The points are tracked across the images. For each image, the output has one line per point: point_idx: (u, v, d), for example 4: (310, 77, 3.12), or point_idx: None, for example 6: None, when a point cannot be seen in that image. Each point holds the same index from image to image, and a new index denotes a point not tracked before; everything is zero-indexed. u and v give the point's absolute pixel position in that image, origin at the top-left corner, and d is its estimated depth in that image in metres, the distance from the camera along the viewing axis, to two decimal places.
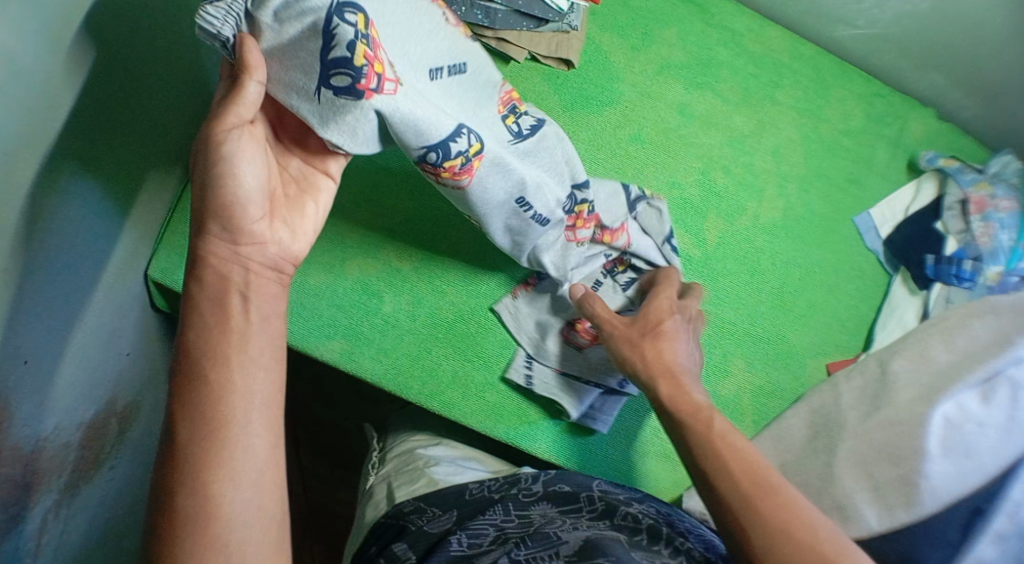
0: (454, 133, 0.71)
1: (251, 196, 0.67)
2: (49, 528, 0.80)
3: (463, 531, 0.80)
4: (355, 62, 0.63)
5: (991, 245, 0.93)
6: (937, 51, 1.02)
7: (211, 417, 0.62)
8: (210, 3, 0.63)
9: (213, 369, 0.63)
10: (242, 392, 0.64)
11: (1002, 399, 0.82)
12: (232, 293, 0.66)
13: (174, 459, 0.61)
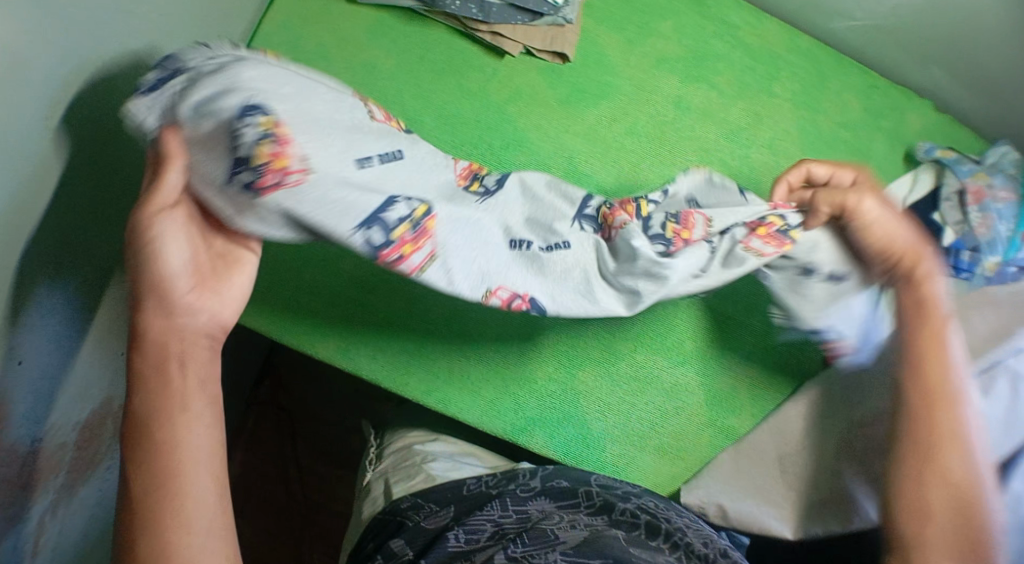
0: (385, 202, 0.71)
1: (177, 273, 0.71)
2: (48, 526, 0.89)
3: (460, 527, 0.80)
4: (257, 160, 0.66)
5: (989, 236, 0.92)
6: (933, 42, 1.02)
7: (165, 471, 0.68)
8: (137, 97, 0.70)
9: (162, 435, 0.69)
10: (188, 447, 0.69)
11: (1002, 392, 0.81)
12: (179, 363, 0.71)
13: (131, 515, 0.67)
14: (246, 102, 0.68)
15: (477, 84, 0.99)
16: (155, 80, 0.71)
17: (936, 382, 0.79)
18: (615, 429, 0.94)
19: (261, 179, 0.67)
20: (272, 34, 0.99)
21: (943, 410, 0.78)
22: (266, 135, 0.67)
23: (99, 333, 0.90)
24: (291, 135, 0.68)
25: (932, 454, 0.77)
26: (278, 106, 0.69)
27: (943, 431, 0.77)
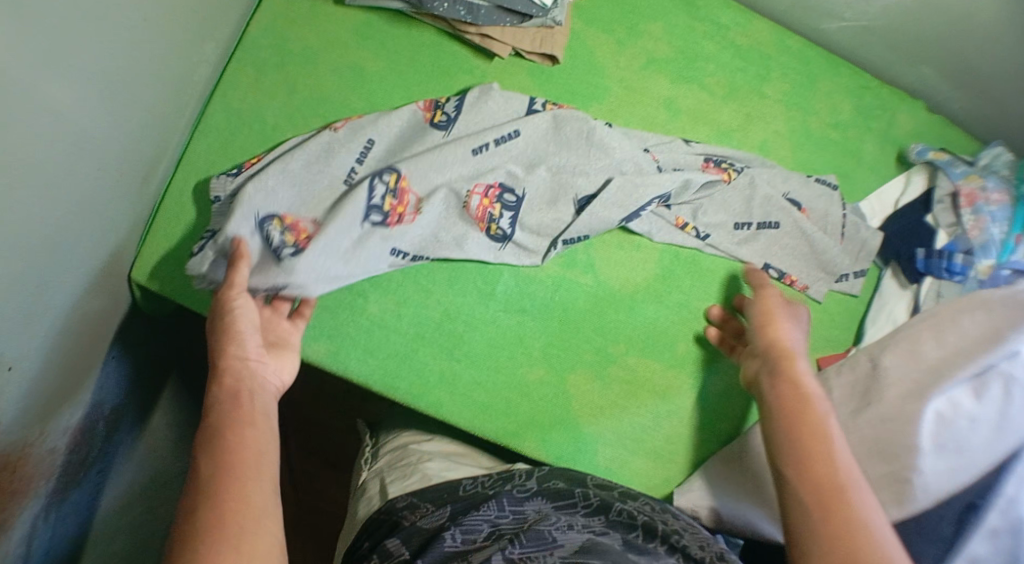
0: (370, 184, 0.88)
1: (252, 337, 0.79)
2: (39, 532, 0.86)
3: (457, 527, 0.78)
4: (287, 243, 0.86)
5: (982, 238, 0.93)
6: (924, 42, 1.01)
7: (237, 469, 0.69)
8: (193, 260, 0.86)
9: (236, 466, 0.69)
10: (261, 458, 0.71)
11: (995, 395, 0.81)
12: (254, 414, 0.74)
13: (202, 504, 0.66)
14: (255, 221, 0.86)
15: (466, 85, 0.99)
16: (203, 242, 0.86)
17: (841, 479, 0.71)
18: (607, 432, 0.93)
19: (301, 249, 0.86)
20: (257, 37, 0.98)
21: (844, 505, 0.69)
22: (286, 230, 0.87)
23: (87, 337, 0.89)
24: (297, 215, 0.88)
25: (853, 552, 0.66)
26: (283, 210, 0.88)
27: (853, 528, 0.68)
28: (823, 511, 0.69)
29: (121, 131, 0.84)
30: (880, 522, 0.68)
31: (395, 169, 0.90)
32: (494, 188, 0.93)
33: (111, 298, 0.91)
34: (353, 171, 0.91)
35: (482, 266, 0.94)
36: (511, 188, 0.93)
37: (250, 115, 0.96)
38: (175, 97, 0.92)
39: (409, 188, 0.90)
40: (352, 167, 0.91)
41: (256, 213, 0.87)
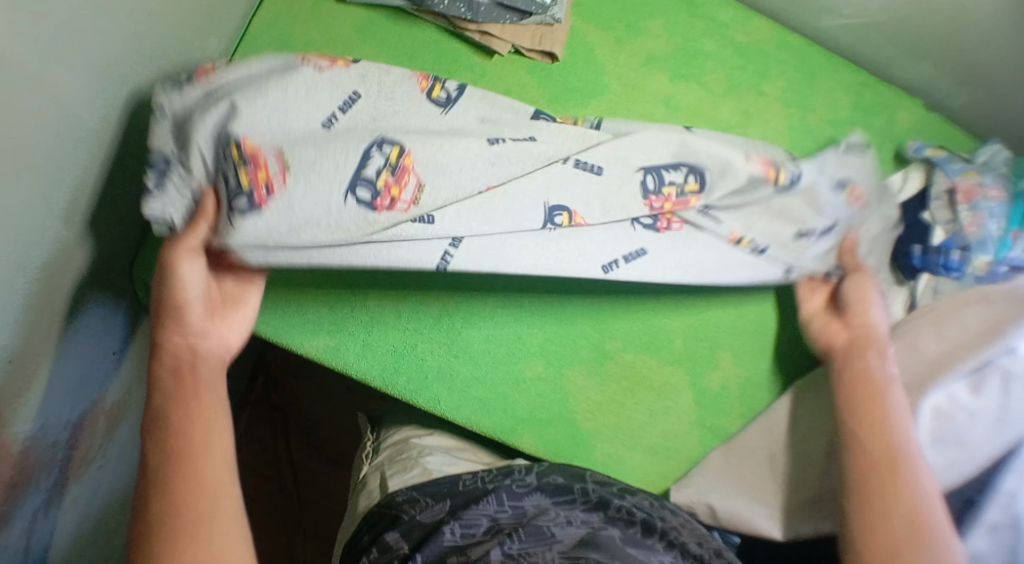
0: (372, 143, 0.79)
1: (194, 299, 0.79)
2: (40, 524, 0.87)
3: (456, 521, 0.79)
4: (243, 186, 0.75)
5: (979, 235, 0.92)
6: (922, 40, 1.02)
7: (177, 447, 0.75)
8: (153, 200, 0.77)
9: (182, 447, 0.75)
10: (207, 431, 0.76)
11: (994, 389, 0.80)
12: (213, 428, 0.77)
13: (152, 486, 0.73)
14: (214, 132, 0.76)
15: (466, 80, 0.99)
16: (153, 177, 0.77)
17: (887, 454, 0.79)
18: (604, 427, 0.94)
19: (256, 198, 0.75)
20: (261, 33, 0.99)
21: (898, 476, 0.77)
22: (252, 173, 0.77)
23: (93, 331, 0.89)
24: (256, 141, 0.76)
25: (918, 530, 0.75)
26: (248, 135, 0.76)
27: (903, 503, 0.76)
28: (869, 481, 0.78)
29: (130, 125, 0.85)
30: (925, 496, 0.76)
31: (399, 143, 0.79)
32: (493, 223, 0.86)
33: (114, 290, 0.92)
34: (334, 119, 0.80)
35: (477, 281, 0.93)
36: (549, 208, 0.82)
37: None
38: None
39: (412, 167, 0.79)
40: (333, 116, 0.80)
41: (232, 159, 0.79)
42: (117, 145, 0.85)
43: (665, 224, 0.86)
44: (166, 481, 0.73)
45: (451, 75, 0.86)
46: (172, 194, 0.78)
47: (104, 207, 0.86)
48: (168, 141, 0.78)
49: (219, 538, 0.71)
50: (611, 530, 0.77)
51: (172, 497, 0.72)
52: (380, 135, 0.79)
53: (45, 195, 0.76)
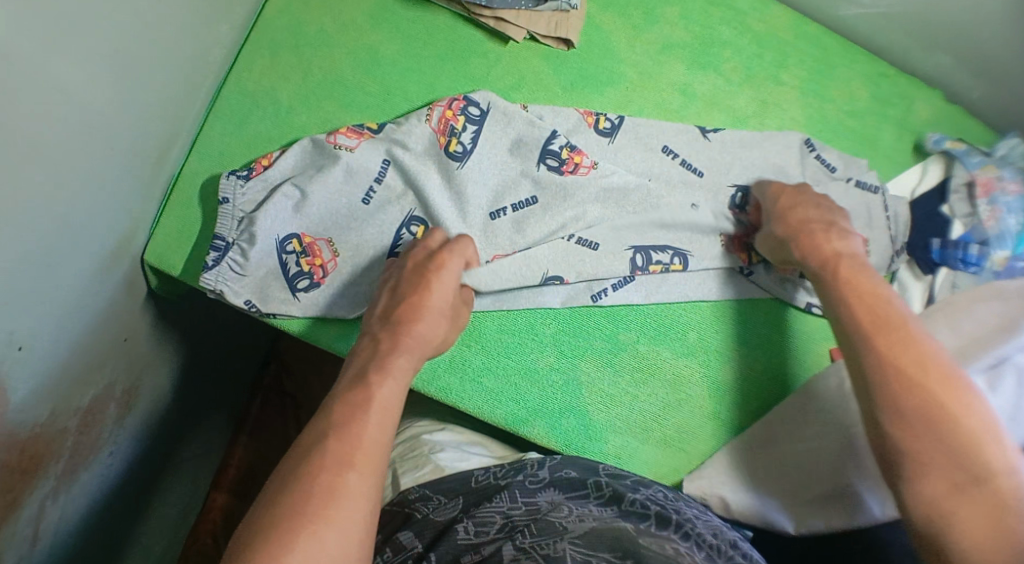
0: (405, 221, 0.93)
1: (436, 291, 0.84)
2: (49, 511, 0.87)
3: (470, 519, 0.80)
4: (302, 268, 0.90)
5: (998, 228, 0.91)
6: (942, 31, 1.00)
7: (342, 413, 0.74)
8: (206, 272, 0.88)
9: (353, 415, 0.73)
10: (382, 402, 0.75)
11: (1009, 386, 0.81)
12: (396, 351, 0.79)
13: (308, 448, 0.71)
14: (275, 244, 0.90)
15: (480, 68, 0.98)
16: (214, 255, 0.89)
17: (913, 377, 0.74)
18: (616, 418, 0.93)
19: (315, 279, 0.91)
20: (273, 19, 0.97)
21: (944, 422, 0.71)
22: (303, 252, 0.91)
23: (102, 318, 0.89)
24: (315, 240, 0.91)
25: (962, 446, 0.70)
26: (303, 230, 0.91)
27: (954, 423, 0.71)
28: (915, 425, 0.72)
29: (138, 108, 0.84)
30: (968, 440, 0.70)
31: (424, 222, 0.93)
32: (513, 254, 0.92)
33: (125, 277, 0.91)
34: (371, 192, 0.93)
35: (491, 306, 0.93)
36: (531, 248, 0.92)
37: (263, 98, 0.96)
38: (192, 75, 0.91)
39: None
40: (370, 189, 0.93)
41: (277, 233, 0.90)
42: (125, 130, 0.83)
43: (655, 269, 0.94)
44: (328, 442, 0.71)
45: (469, 121, 0.94)
46: (227, 272, 0.89)
47: (112, 191, 0.85)
48: (233, 230, 0.90)
49: (368, 451, 0.72)
50: (622, 523, 0.76)
51: (326, 416, 0.74)
52: (411, 214, 0.93)
53: (48, 180, 0.75)
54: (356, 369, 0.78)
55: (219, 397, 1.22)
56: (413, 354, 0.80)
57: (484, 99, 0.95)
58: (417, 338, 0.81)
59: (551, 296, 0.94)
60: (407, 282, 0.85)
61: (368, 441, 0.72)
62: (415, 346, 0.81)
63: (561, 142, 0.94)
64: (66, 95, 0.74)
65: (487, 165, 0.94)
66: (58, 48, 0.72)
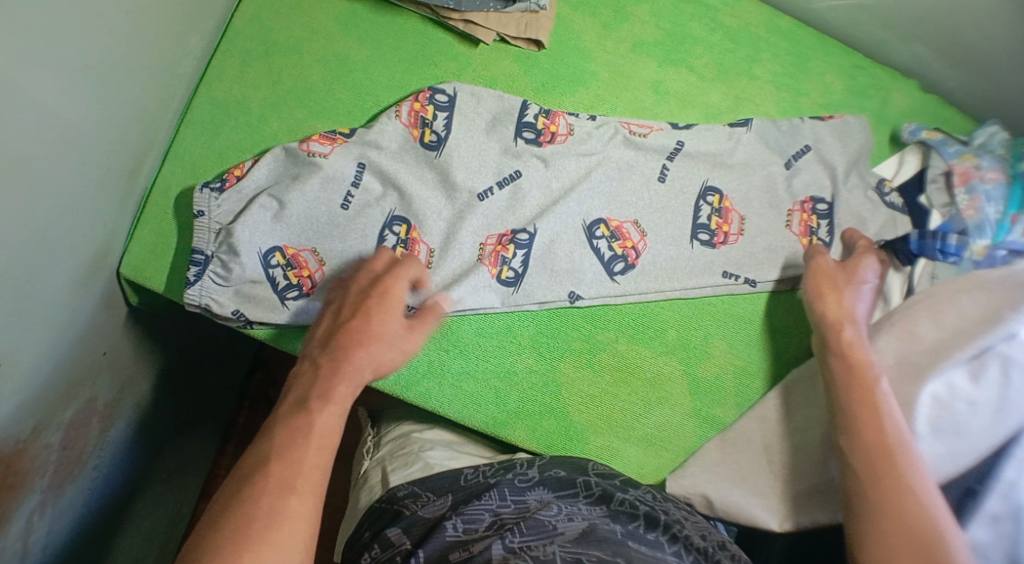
0: (387, 223, 0.92)
1: (376, 314, 0.84)
2: (36, 528, 0.87)
3: (459, 516, 0.78)
4: (290, 279, 0.91)
5: (977, 218, 0.91)
6: (916, 20, 0.99)
7: (283, 438, 0.74)
8: (189, 288, 0.88)
9: (295, 440, 0.73)
10: (324, 427, 0.75)
11: (992, 377, 0.80)
12: (336, 378, 0.79)
13: (249, 473, 0.71)
14: (260, 256, 0.90)
15: (450, 72, 0.98)
16: (194, 270, 0.89)
17: (872, 450, 0.76)
18: (598, 419, 0.92)
19: (304, 290, 0.91)
20: (241, 28, 0.97)
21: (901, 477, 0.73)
22: (288, 265, 0.91)
23: (81, 334, 0.89)
24: (301, 251, 0.91)
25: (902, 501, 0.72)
26: (287, 242, 0.91)
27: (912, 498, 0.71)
28: (877, 484, 0.73)
29: (109, 124, 0.84)
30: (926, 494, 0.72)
31: (406, 220, 0.93)
32: (507, 235, 0.94)
33: (102, 292, 0.91)
34: (349, 198, 0.92)
35: (469, 310, 0.92)
36: (523, 227, 0.94)
37: (235, 107, 0.96)
38: (162, 88, 0.91)
39: (421, 239, 0.93)
40: (348, 194, 0.92)
41: (260, 247, 0.90)
42: (97, 146, 0.83)
43: (631, 256, 0.95)
44: (269, 467, 0.71)
45: (438, 109, 0.94)
46: (209, 285, 0.89)
47: (85, 208, 0.85)
48: (211, 242, 0.90)
49: (310, 476, 0.71)
50: (612, 522, 0.76)
51: (269, 440, 0.73)
52: (390, 215, 0.93)
53: (19, 200, 0.75)
54: (297, 396, 0.78)
55: (206, 409, 1.22)
56: (354, 380, 0.80)
57: (450, 86, 0.95)
58: (356, 364, 0.80)
59: (541, 292, 0.93)
60: (350, 305, 0.85)
61: (309, 466, 0.72)
62: (354, 372, 0.80)
63: (534, 112, 0.96)
64: (36, 113, 0.75)
65: (462, 156, 0.94)
66: (24, 68, 0.72)
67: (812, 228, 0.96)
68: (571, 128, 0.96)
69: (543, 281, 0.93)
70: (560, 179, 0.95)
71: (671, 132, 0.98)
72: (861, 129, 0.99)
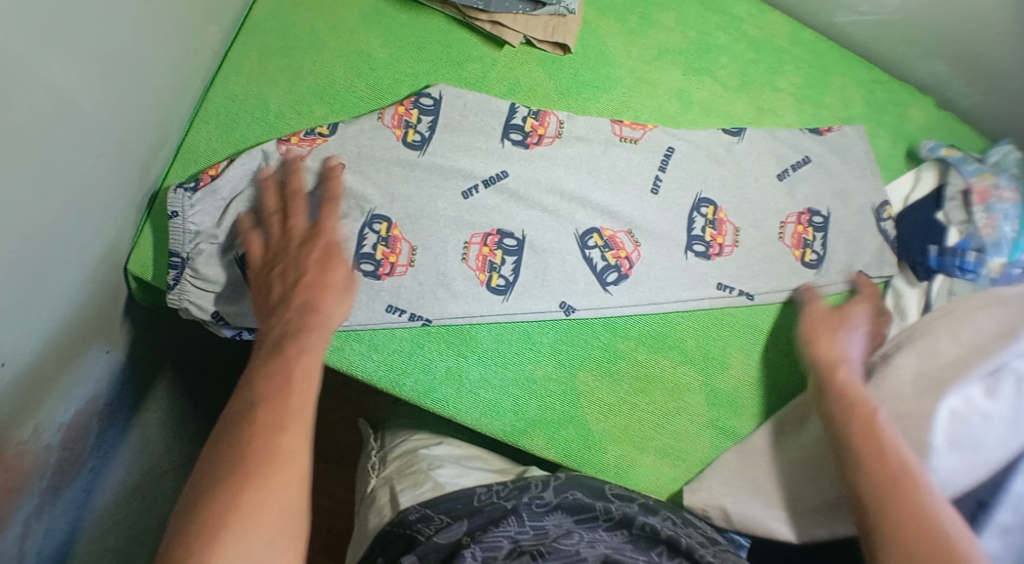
0: (366, 223, 0.90)
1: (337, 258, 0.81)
2: (29, 533, 0.82)
3: (478, 544, 0.75)
4: None
5: (994, 236, 0.92)
6: (940, 37, 1.00)
7: (266, 384, 0.71)
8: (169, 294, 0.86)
9: (272, 380, 0.71)
10: (306, 369, 0.72)
11: (1008, 393, 0.80)
12: (307, 327, 0.75)
13: (231, 422, 0.69)
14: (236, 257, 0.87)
15: (475, 73, 0.97)
16: (173, 274, 0.87)
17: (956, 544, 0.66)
18: (615, 428, 0.92)
19: None
20: (262, 21, 0.96)
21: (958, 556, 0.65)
22: None
23: (85, 330, 0.85)
24: None
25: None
26: None
27: None
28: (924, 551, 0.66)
29: (125, 112, 0.81)
30: None
31: (387, 218, 0.90)
32: (494, 236, 0.92)
33: (107, 287, 0.87)
34: None
35: (488, 320, 0.91)
36: (511, 232, 0.93)
37: (251, 102, 0.93)
38: (181, 78, 0.89)
39: (402, 236, 0.90)
40: None
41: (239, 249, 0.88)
42: (110, 134, 0.80)
43: (624, 266, 0.94)
44: (242, 417, 0.69)
45: (424, 112, 0.94)
46: (190, 290, 0.87)
47: (96, 199, 0.81)
48: (188, 245, 0.87)
49: (295, 423, 0.69)
50: (633, 551, 0.76)
51: (252, 386, 0.71)
52: (371, 213, 0.90)
53: (32, 188, 0.71)
54: (272, 341, 0.75)
55: (197, 413, 1.16)
56: (323, 327, 0.76)
57: (436, 89, 0.95)
58: (325, 314, 0.77)
59: (536, 303, 0.92)
60: (298, 256, 0.81)
61: (296, 401, 0.70)
62: (325, 322, 0.77)
63: (522, 114, 0.96)
64: (53, 95, 0.71)
65: (485, 159, 0.94)
66: (44, 49, 0.69)
67: (807, 240, 0.98)
68: (561, 130, 0.96)
69: (565, 287, 0.93)
70: (594, 191, 0.95)
71: (663, 136, 0.98)
72: (860, 139, 1.02)
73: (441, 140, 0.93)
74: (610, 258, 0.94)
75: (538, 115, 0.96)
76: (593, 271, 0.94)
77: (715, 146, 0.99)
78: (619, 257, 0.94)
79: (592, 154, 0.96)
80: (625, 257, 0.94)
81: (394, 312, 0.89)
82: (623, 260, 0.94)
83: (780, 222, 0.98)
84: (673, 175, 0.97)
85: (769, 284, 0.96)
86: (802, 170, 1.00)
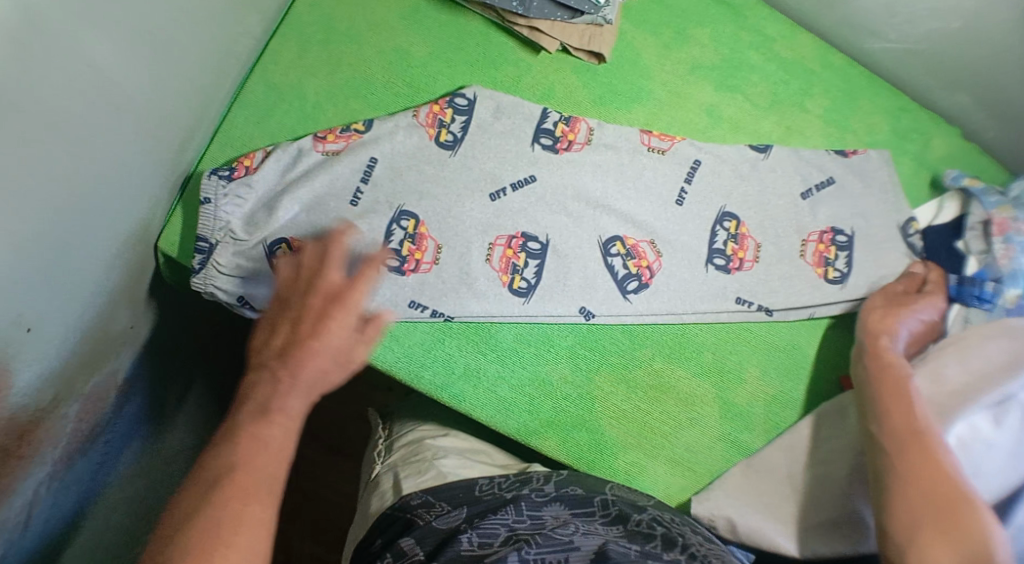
0: (394, 218, 0.91)
1: (338, 309, 0.74)
2: (42, 502, 0.82)
3: (474, 530, 0.76)
4: None
5: (1011, 267, 0.93)
6: (965, 69, 1.02)
7: (243, 446, 0.66)
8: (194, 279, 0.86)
9: (249, 444, 0.66)
10: (282, 435, 0.68)
11: (1012, 423, 0.81)
12: (292, 383, 0.70)
13: (199, 474, 0.65)
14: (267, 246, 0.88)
15: (510, 76, 0.99)
16: (199, 258, 0.87)
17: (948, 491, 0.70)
18: (627, 434, 0.93)
19: None
20: (304, 13, 0.98)
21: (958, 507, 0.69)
22: None
23: (109, 304, 0.86)
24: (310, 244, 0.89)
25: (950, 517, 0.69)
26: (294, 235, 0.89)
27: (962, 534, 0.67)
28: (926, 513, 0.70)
29: (166, 91, 0.83)
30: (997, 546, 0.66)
31: (416, 216, 0.92)
32: (517, 238, 0.93)
33: (133, 264, 0.89)
34: (359, 193, 0.91)
35: (510, 321, 0.93)
36: (535, 236, 0.94)
37: (289, 92, 0.95)
38: (222, 63, 0.90)
39: (428, 233, 0.92)
40: (358, 188, 0.91)
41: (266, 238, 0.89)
42: (150, 112, 0.82)
43: (646, 275, 0.95)
44: (219, 475, 0.64)
45: (457, 112, 0.95)
46: (213, 275, 0.87)
47: (132, 175, 0.83)
48: (216, 230, 0.88)
49: (267, 487, 0.65)
50: (629, 542, 0.74)
51: (229, 445, 0.66)
52: (399, 209, 0.92)
53: (72, 159, 0.73)
54: (258, 402, 0.69)
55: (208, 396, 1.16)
56: (311, 389, 0.71)
57: (470, 90, 0.96)
58: (314, 369, 0.72)
59: (555, 306, 0.93)
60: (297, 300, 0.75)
61: (270, 468, 0.66)
62: (312, 380, 0.71)
63: (554, 120, 0.97)
64: (97, 69, 0.73)
65: (515, 161, 0.95)
66: (94, 26, 0.71)
67: (829, 258, 0.99)
68: (591, 138, 0.98)
69: (585, 292, 0.94)
70: (619, 200, 0.96)
71: (690, 150, 0.99)
72: (883, 164, 1.03)
73: (472, 140, 0.95)
74: (631, 266, 0.95)
75: (570, 122, 0.97)
76: (613, 281, 0.95)
77: (741, 163, 1.00)
78: (639, 266, 0.95)
79: (620, 162, 0.98)
80: (645, 265, 0.96)
81: (414, 307, 0.90)
82: (643, 270, 0.95)
83: (804, 242, 0.99)
84: (696, 190, 0.98)
85: (786, 301, 0.98)
86: (824, 191, 1.01)
